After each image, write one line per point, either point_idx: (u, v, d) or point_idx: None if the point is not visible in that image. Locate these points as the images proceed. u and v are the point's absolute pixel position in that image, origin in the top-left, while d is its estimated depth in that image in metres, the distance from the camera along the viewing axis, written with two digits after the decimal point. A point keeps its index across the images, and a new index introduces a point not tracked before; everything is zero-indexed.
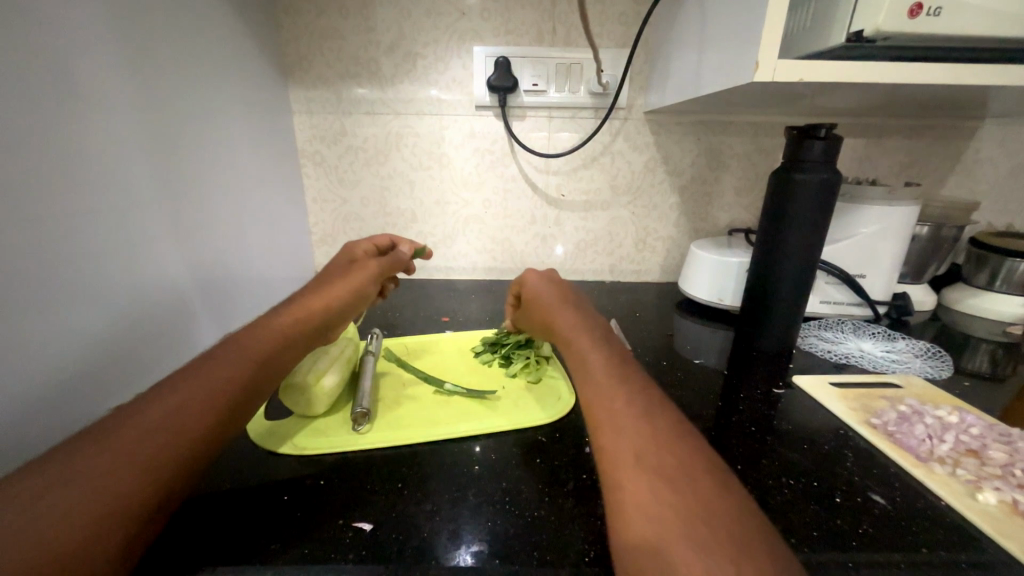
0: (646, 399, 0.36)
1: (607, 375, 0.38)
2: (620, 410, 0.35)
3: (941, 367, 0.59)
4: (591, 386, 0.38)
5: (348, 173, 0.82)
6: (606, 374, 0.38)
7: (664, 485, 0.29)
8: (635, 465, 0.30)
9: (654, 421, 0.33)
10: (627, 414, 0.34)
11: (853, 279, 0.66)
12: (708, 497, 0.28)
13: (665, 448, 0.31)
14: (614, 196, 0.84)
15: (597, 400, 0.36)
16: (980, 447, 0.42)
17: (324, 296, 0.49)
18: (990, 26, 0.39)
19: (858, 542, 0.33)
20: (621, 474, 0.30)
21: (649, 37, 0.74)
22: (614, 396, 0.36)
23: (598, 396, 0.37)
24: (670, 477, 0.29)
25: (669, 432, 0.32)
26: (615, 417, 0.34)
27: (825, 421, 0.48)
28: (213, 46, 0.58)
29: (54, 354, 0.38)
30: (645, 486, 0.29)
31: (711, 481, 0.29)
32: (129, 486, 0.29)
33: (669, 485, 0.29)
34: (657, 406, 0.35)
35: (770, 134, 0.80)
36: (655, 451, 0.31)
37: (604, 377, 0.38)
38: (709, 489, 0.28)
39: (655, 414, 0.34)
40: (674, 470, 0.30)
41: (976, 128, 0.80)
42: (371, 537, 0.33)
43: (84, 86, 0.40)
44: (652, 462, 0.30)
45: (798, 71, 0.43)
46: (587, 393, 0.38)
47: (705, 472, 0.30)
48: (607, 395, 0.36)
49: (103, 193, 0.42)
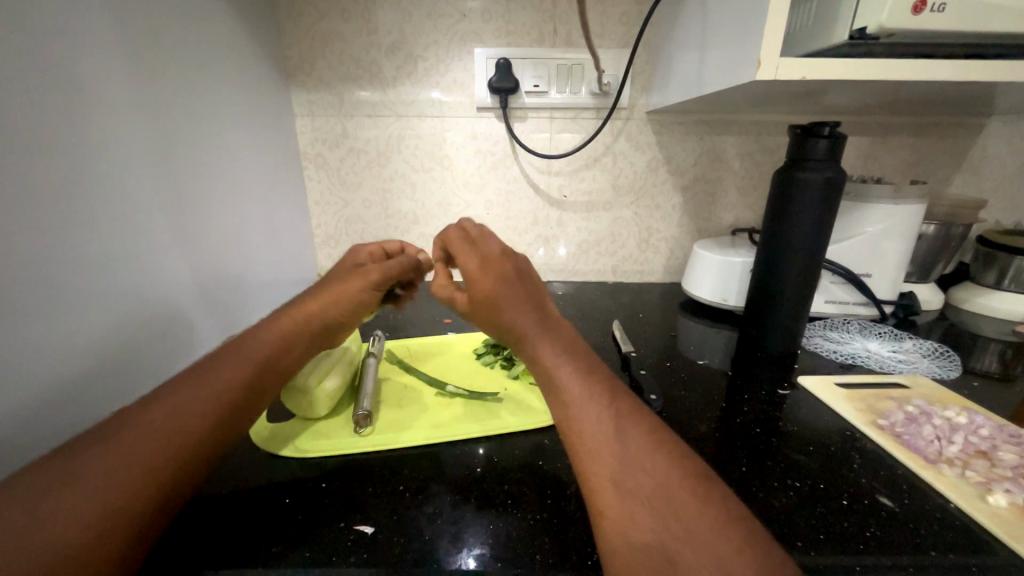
0: (613, 408, 0.34)
1: (570, 387, 0.36)
2: (588, 428, 0.34)
3: (949, 367, 0.58)
4: (557, 403, 0.36)
5: (351, 175, 0.82)
6: (567, 387, 0.36)
7: (645, 508, 0.29)
8: (615, 492, 0.30)
9: (626, 434, 0.33)
10: (594, 433, 0.33)
11: (859, 278, 0.65)
12: (689, 515, 0.28)
13: (640, 466, 0.31)
14: (616, 197, 0.84)
15: (564, 420, 0.35)
16: (989, 448, 0.41)
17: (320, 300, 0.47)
18: (996, 21, 0.39)
19: (866, 546, 0.33)
20: (602, 502, 0.30)
21: (650, 36, 0.74)
22: (581, 411, 0.35)
23: (567, 413, 0.35)
24: (649, 498, 0.29)
25: (644, 445, 0.32)
26: (587, 439, 0.33)
27: (831, 422, 0.47)
28: (215, 50, 0.59)
29: (57, 357, 0.38)
30: (626, 513, 0.29)
31: (689, 491, 0.29)
32: (132, 486, 0.29)
33: (650, 508, 0.29)
34: (625, 414, 0.34)
35: (773, 133, 0.79)
36: (631, 472, 0.31)
37: (570, 389, 0.36)
38: (688, 504, 0.28)
39: (626, 424, 0.33)
40: (654, 489, 0.29)
41: (983, 125, 0.79)
42: (372, 540, 0.33)
43: (86, 89, 0.40)
44: (630, 486, 0.30)
45: (801, 69, 0.43)
46: (557, 410, 0.36)
47: (683, 483, 0.30)
48: (575, 411, 0.35)
49: (105, 196, 0.42)
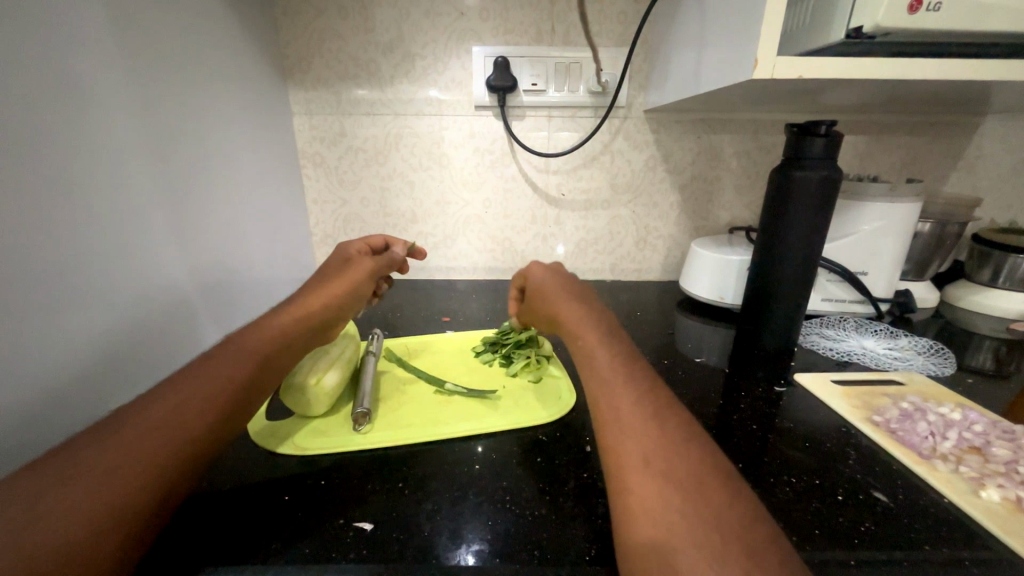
0: (652, 400, 0.35)
1: (612, 376, 0.38)
2: (627, 411, 0.35)
3: (944, 364, 0.59)
4: (598, 386, 0.38)
5: (349, 174, 0.82)
6: (611, 374, 0.38)
7: (672, 489, 0.29)
8: (644, 470, 0.30)
9: (662, 422, 0.33)
10: (632, 416, 0.34)
11: (855, 276, 0.66)
12: (717, 503, 0.27)
13: (673, 451, 0.31)
14: (614, 195, 0.84)
15: (603, 402, 0.37)
16: (983, 443, 0.42)
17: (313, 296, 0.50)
18: (990, 20, 0.39)
19: (861, 541, 0.33)
20: (628, 479, 0.31)
21: (648, 35, 0.74)
22: (621, 397, 0.36)
23: (606, 396, 0.37)
24: (680, 481, 0.29)
25: (678, 435, 0.32)
26: (623, 421, 0.34)
27: (826, 419, 0.47)
28: (213, 47, 0.58)
29: (56, 355, 0.38)
30: (652, 491, 0.29)
31: (719, 483, 0.29)
32: (133, 481, 0.29)
33: (679, 489, 0.29)
34: (665, 407, 0.35)
35: (770, 132, 0.80)
36: (662, 456, 0.31)
37: (612, 377, 0.38)
38: (717, 493, 0.28)
39: (664, 415, 0.34)
40: (683, 474, 0.29)
41: (979, 124, 0.79)
42: (371, 537, 0.33)
43: (83, 87, 0.40)
44: (660, 467, 0.30)
45: (797, 68, 0.43)
46: (595, 393, 0.38)
47: (714, 475, 0.29)
48: (615, 396, 0.36)
49: (103, 194, 0.42)
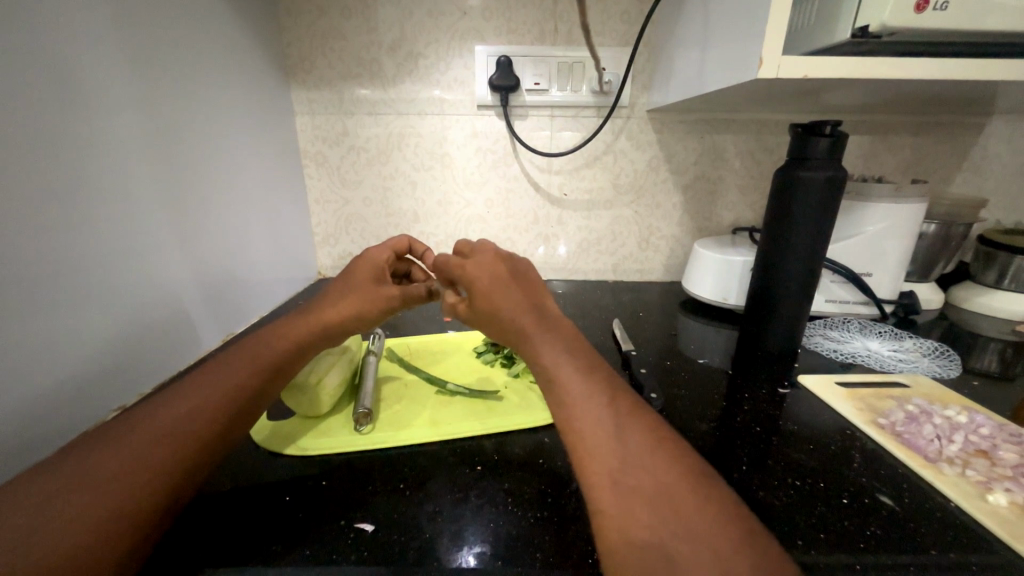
0: (616, 409, 0.34)
1: (567, 387, 0.36)
2: (590, 425, 0.33)
3: (949, 367, 0.58)
4: (556, 399, 0.36)
5: (351, 173, 0.82)
6: (569, 385, 0.36)
7: (642, 506, 0.28)
8: (614, 490, 0.30)
9: (628, 433, 0.32)
10: (598, 431, 0.33)
11: (859, 277, 0.65)
12: (689, 514, 0.27)
13: (641, 463, 0.30)
14: (617, 195, 0.84)
15: (565, 416, 0.35)
16: (989, 447, 0.41)
17: (345, 305, 0.47)
18: (999, 19, 0.39)
19: (866, 545, 0.33)
20: (603, 500, 0.30)
21: (652, 35, 0.73)
22: (581, 410, 0.34)
23: (566, 410, 0.35)
24: (649, 495, 0.29)
25: (646, 445, 0.32)
26: (587, 437, 0.33)
27: (831, 421, 0.47)
28: (214, 46, 0.58)
29: (57, 355, 0.38)
30: (624, 510, 0.29)
31: (689, 491, 0.29)
32: (137, 484, 0.29)
33: (648, 504, 0.28)
34: (630, 415, 0.34)
35: (774, 132, 0.79)
36: (632, 472, 0.30)
37: (570, 386, 0.36)
38: (689, 502, 0.28)
39: (628, 424, 0.33)
40: (655, 487, 0.29)
41: (984, 124, 0.79)
42: (372, 538, 0.33)
43: (86, 87, 0.40)
44: (632, 484, 0.30)
45: (803, 67, 0.43)
46: (556, 407, 0.36)
47: (684, 485, 0.29)
48: (577, 410, 0.35)
49: (105, 193, 0.42)
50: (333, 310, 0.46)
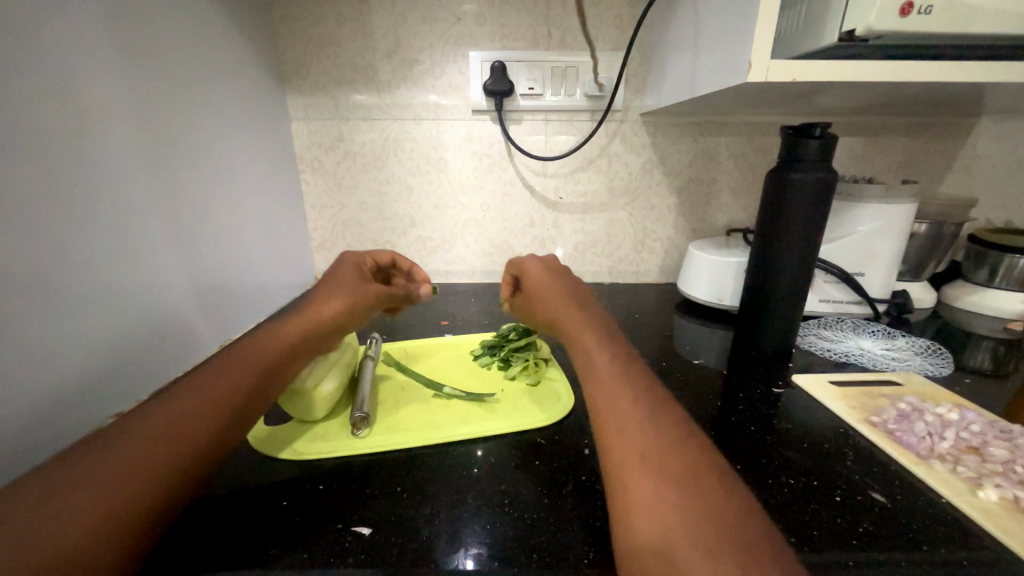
0: (648, 398, 0.36)
1: (615, 374, 0.38)
2: (626, 409, 0.35)
3: (942, 365, 0.59)
4: (597, 387, 0.38)
5: (348, 179, 0.82)
6: (609, 373, 0.39)
7: (669, 487, 0.29)
8: (641, 467, 0.31)
9: (658, 420, 0.34)
10: (632, 415, 0.34)
11: (852, 277, 0.66)
12: (712, 498, 0.28)
13: (668, 448, 0.31)
14: (612, 198, 0.84)
15: (600, 400, 0.37)
16: (980, 443, 0.42)
17: (340, 296, 0.50)
18: (980, 23, 0.40)
19: (858, 541, 0.33)
20: (626, 477, 0.31)
21: (644, 39, 0.74)
22: (620, 395, 0.36)
23: (601, 395, 0.37)
24: (675, 477, 0.29)
25: (672, 433, 0.33)
26: (621, 417, 0.34)
27: (825, 419, 0.48)
28: (210, 55, 0.59)
29: (56, 360, 0.38)
30: (651, 488, 0.29)
31: (710, 478, 0.30)
32: (128, 490, 0.29)
33: (673, 485, 0.29)
34: (659, 406, 0.35)
35: (766, 133, 0.80)
36: (667, 453, 0.31)
37: (608, 376, 0.38)
38: (711, 488, 0.29)
39: (657, 411, 0.35)
40: (678, 471, 0.30)
41: (973, 125, 0.80)
42: (369, 541, 0.33)
43: (83, 95, 0.41)
44: (656, 465, 0.30)
45: (791, 70, 0.44)
46: (592, 393, 0.38)
47: (707, 472, 0.30)
48: (612, 394, 0.36)
49: (101, 198, 0.42)
50: (331, 301, 0.49)
